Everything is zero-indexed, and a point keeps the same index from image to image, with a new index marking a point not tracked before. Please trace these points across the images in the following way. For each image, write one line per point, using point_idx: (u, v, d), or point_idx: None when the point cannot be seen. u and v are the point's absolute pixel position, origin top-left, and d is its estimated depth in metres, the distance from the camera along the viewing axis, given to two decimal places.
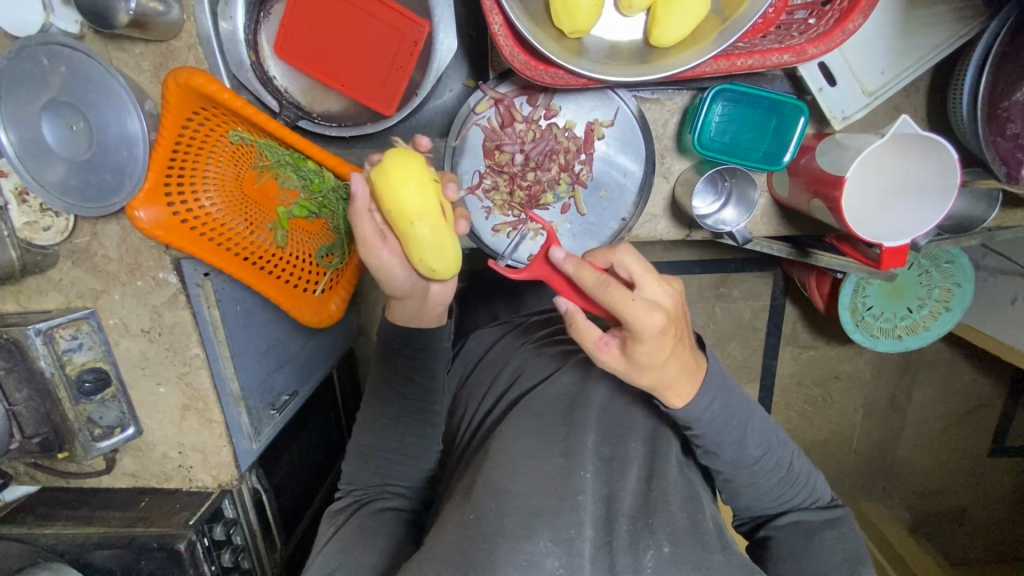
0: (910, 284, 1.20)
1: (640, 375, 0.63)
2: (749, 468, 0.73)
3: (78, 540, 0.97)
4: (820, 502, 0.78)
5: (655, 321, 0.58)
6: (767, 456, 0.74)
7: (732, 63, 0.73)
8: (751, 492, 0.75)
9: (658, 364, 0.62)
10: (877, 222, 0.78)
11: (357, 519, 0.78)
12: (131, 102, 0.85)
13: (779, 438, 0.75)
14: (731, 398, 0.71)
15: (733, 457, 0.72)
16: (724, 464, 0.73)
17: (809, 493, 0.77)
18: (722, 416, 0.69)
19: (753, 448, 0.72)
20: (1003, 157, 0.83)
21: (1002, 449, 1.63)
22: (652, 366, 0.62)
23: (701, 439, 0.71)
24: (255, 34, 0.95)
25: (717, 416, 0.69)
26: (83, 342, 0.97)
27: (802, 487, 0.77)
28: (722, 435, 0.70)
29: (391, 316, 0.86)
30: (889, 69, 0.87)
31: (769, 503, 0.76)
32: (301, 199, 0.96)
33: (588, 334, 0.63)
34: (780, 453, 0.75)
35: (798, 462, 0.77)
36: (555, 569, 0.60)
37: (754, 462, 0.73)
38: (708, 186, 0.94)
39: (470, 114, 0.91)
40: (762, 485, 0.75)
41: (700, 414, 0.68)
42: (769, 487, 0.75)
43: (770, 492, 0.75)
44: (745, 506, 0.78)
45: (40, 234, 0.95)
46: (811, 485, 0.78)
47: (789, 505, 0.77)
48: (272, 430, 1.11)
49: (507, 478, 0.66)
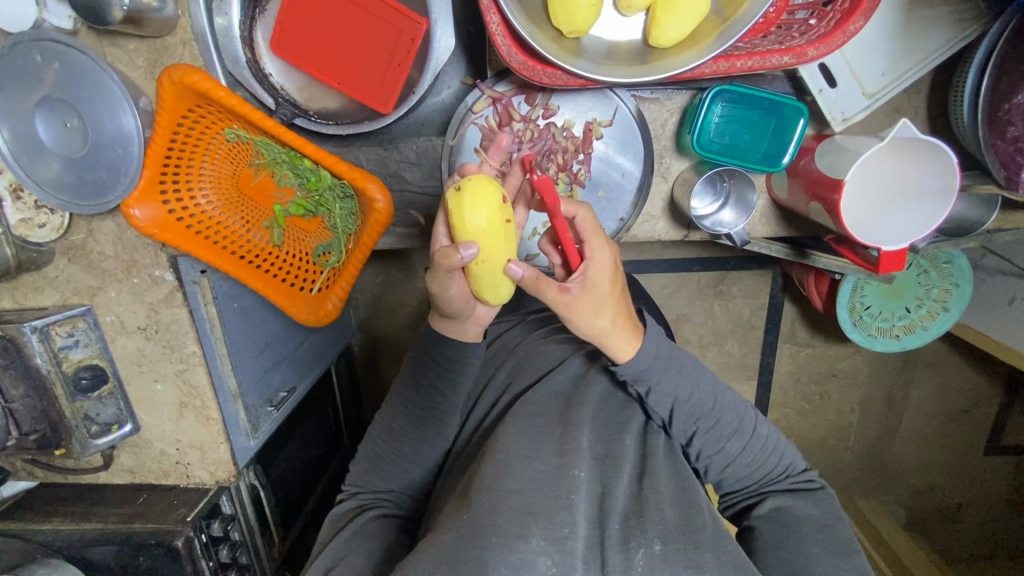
0: (908, 284, 1.20)
1: (593, 321, 0.68)
2: (708, 432, 0.74)
3: (76, 536, 0.97)
4: (796, 473, 0.78)
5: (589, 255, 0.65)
6: (727, 417, 0.74)
7: (732, 64, 0.72)
8: (721, 460, 0.76)
9: (604, 305, 0.67)
10: (876, 225, 0.78)
11: (352, 526, 0.77)
12: (126, 99, 0.83)
13: (735, 400, 0.75)
14: (674, 353, 0.73)
15: (690, 414, 0.73)
16: (689, 427, 0.74)
17: (779, 463, 0.77)
18: (666, 380, 0.72)
19: (707, 405, 0.73)
20: (1003, 160, 0.81)
21: (998, 447, 1.64)
22: (604, 304, 0.67)
23: (657, 398, 0.73)
24: (251, 31, 0.94)
25: (670, 370, 0.72)
26: (80, 339, 0.97)
27: (775, 459, 0.77)
28: (677, 385, 0.72)
29: (433, 323, 0.83)
30: (891, 71, 0.86)
31: (743, 474, 0.77)
32: (298, 197, 0.97)
33: (546, 286, 0.67)
34: (742, 416, 0.75)
35: (763, 428, 0.77)
36: (548, 568, 0.59)
37: (713, 422, 0.74)
38: (706, 187, 0.94)
39: (468, 114, 0.91)
40: (730, 449, 0.75)
41: (648, 368, 0.71)
42: (739, 454, 0.75)
43: (741, 457, 0.76)
44: (722, 480, 0.78)
45: (35, 231, 0.94)
46: (781, 457, 0.78)
47: (765, 477, 0.77)
48: (269, 427, 1.12)
49: (502, 477, 0.65)
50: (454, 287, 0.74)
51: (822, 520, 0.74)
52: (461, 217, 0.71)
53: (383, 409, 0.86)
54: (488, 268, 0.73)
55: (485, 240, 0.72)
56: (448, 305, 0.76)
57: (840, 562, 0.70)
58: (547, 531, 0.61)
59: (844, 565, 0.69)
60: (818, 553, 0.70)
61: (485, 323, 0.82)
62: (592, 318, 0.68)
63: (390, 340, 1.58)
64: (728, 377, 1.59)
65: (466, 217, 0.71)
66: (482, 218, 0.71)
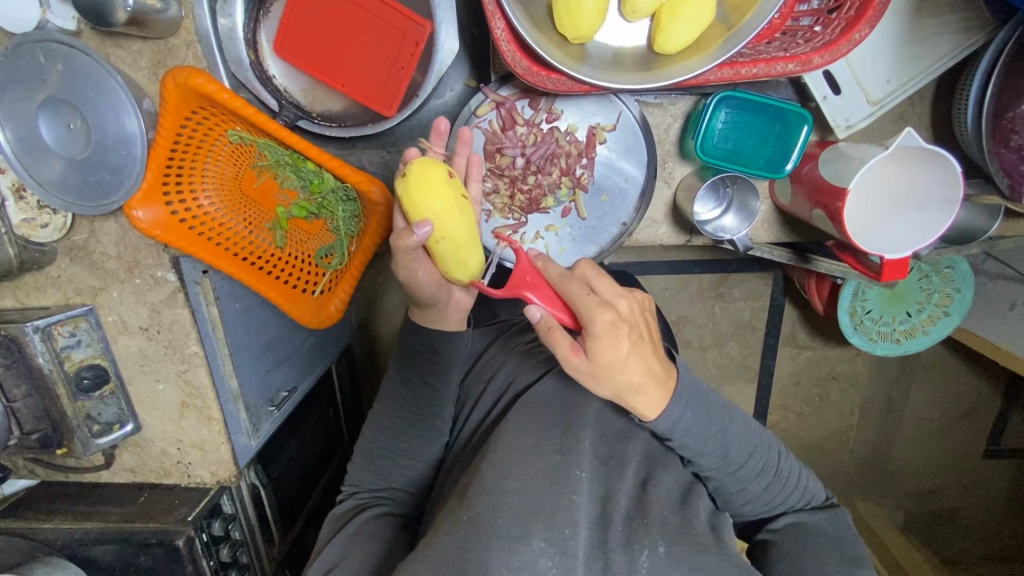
0: (910, 290, 1.21)
1: (609, 379, 0.64)
2: (733, 475, 0.73)
3: (77, 535, 0.97)
4: (815, 502, 0.79)
5: (603, 317, 0.60)
6: (752, 462, 0.73)
7: (737, 71, 0.72)
8: (742, 498, 0.75)
9: (622, 365, 0.62)
10: (879, 236, 0.78)
11: (350, 528, 0.77)
12: (129, 101, 0.83)
13: (762, 441, 0.75)
14: (704, 404, 0.70)
15: (715, 459, 0.72)
16: (710, 470, 0.73)
17: (803, 494, 0.78)
18: (696, 426, 0.69)
19: (737, 454, 0.72)
20: (1006, 168, 0.82)
21: (999, 451, 1.63)
22: (617, 367, 0.62)
23: (682, 447, 0.70)
24: (254, 34, 0.94)
25: (699, 425, 0.69)
26: (82, 339, 0.97)
27: (796, 490, 0.77)
28: (704, 439, 0.70)
29: (412, 317, 0.86)
30: (895, 78, 0.86)
31: (762, 508, 0.77)
32: (301, 199, 0.97)
33: (559, 341, 0.64)
34: (767, 455, 0.75)
35: (786, 464, 0.77)
36: (549, 569, 0.59)
37: (739, 468, 0.73)
38: (710, 193, 0.93)
39: (472, 117, 0.91)
40: (751, 489, 0.75)
41: (675, 424, 0.68)
42: (761, 490, 0.75)
43: (762, 495, 0.75)
44: (740, 513, 0.78)
45: (38, 231, 0.94)
46: (804, 487, 0.78)
47: (784, 508, 0.77)
48: (271, 426, 1.12)
49: (503, 479, 0.65)
50: (420, 270, 0.77)
51: (837, 534, 0.75)
52: (413, 201, 0.70)
53: (382, 408, 0.86)
54: (448, 244, 0.73)
55: (441, 221, 0.71)
56: (426, 295, 0.80)
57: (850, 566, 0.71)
58: (548, 532, 0.61)
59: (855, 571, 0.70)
60: (829, 562, 0.71)
61: (466, 309, 0.86)
62: (608, 378, 0.63)
63: (391, 339, 1.58)
64: (728, 379, 1.59)
65: (417, 203, 0.70)
66: (435, 203, 0.70)
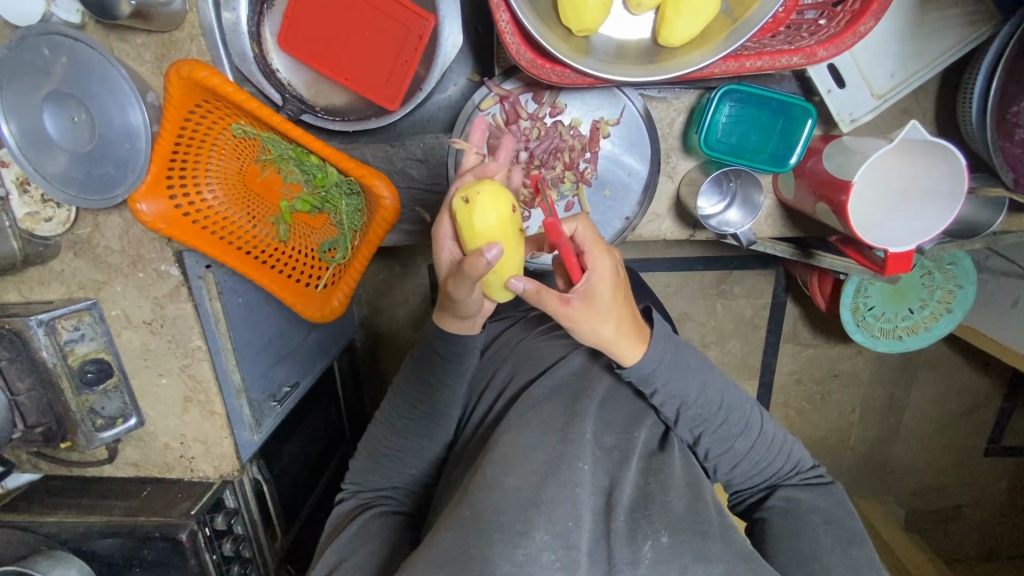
0: (910, 286, 1.20)
1: (598, 329, 0.66)
2: (717, 432, 0.74)
3: (81, 528, 0.97)
4: (804, 470, 0.78)
5: (604, 266, 0.65)
6: (734, 416, 0.74)
7: (742, 64, 0.72)
8: (730, 459, 0.76)
9: (604, 318, 0.66)
10: (881, 228, 0.78)
11: (355, 525, 0.77)
12: (133, 93, 0.84)
13: (746, 404, 0.75)
14: (681, 355, 0.73)
15: (695, 417, 0.73)
16: (695, 430, 0.74)
17: (788, 461, 0.77)
18: (675, 374, 0.72)
19: (718, 404, 0.73)
20: (1010, 161, 0.82)
21: (998, 448, 1.64)
22: (608, 314, 0.66)
23: (665, 399, 0.73)
24: (259, 27, 0.94)
25: (677, 370, 0.72)
26: (86, 333, 0.97)
27: (781, 457, 0.77)
28: (684, 388, 0.72)
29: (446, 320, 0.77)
30: (898, 72, 0.86)
31: (750, 474, 0.77)
32: (304, 193, 0.98)
33: (548, 299, 0.65)
34: (753, 419, 0.75)
35: (771, 426, 0.77)
36: (552, 563, 0.59)
37: (722, 423, 0.73)
38: (713, 187, 0.93)
39: (475, 111, 0.91)
40: (738, 448, 0.75)
41: (655, 369, 0.71)
42: (748, 455, 0.75)
43: (749, 455, 0.76)
44: (730, 479, 0.78)
45: (41, 224, 0.94)
46: (789, 453, 0.78)
47: (773, 476, 0.77)
48: (273, 421, 1.12)
49: (505, 473, 0.65)
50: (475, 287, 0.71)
51: (832, 513, 0.74)
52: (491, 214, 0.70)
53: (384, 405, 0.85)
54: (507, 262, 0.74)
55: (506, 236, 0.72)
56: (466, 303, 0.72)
57: (852, 552, 0.71)
58: (551, 526, 0.61)
59: (853, 559, 0.70)
60: (830, 547, 0.71)
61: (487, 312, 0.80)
62: (591, 332, 0.67)
63: (392, 336, 1.58)
64: (729, 376, 1.59)
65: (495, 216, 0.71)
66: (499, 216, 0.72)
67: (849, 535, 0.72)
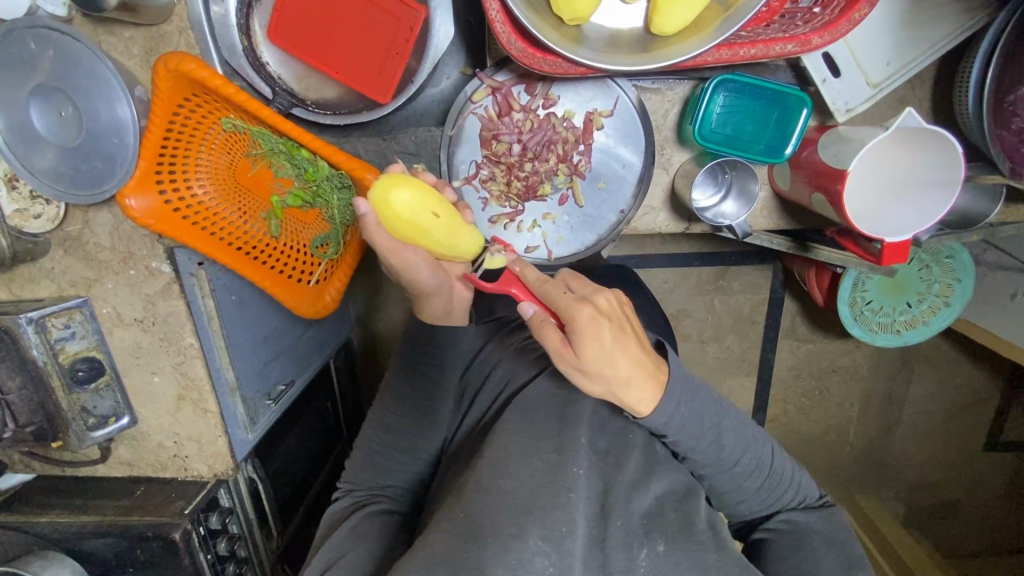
0: (910, 281, 1.19)
1: (606, 369, 0.62)
2: (730, 473, 0.72)
3: (73, 528, 0.96)
4: (809, 500, 0.78)
5: (582, 310, 0.62)
6: (746, 456, 0.73)
7: (735, 52, 0.71)
8: (740, 495, 0.74)
9: (608, 359, 0.62)
10: (880, 219, 0.77)
11: (350, 522, 0.77)
12: (122, 87, 0.81)
13: (757, 438, 0.74)
14: (692, 399, 0.69)
15: (705, 459, 0.71)
16: (702, 466, 0.72)
17: (797, 492, 0.77)
18: (690, 421, 0.68)
19: (728, 448, 0.71)
20: (1007, 150, 0.81)
21: (997, 443, 1.62)
22: (606, 361, 0.62)
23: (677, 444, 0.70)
24: (248, 19, 0.92)
25: (693, 411, 0.68)
26: (76, 331, 0.96)
27: (791, 487, 0.77)
28: (697, 439, 0.69)
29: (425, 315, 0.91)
30: (895, 61, 0.85)
31: (757, 507, 0.76)
32: (295, 188, 0.95)
33: (548, 334, 0.65)
34: (762, 454, 0.74)
35: (781, 460, 0.76)
36: (545, 568, 0.57)
37: (734, 465, 0.72)
38: (708, 179, 0.92)
39: (468, 103, 0.90)
40: (747, 487, 0.74)
41: (669, 420, 0.67)
42: (756, 488, 0.74)
43: (757, 493, 0.75)
44: (733, 510, 0.77)
45: (31, 221, 0.93)
46: (800, 485, 0.77)
47: (779, 505, 0.76)
48: (268, 420, 1.11)
49: (498, 476, 0.63)
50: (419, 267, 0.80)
51: (828, 528, 0.74)
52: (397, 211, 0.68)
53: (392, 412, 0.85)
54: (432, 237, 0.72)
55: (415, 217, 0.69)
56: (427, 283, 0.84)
57: (849, 566, 0.70)
58: (546, 531, 0.59)
59: (853, 568, 0.70)
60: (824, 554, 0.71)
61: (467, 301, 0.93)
62: (597, 373, 0.63)
63: (389, 334, 1.57)
64: (727, 372, 1.59)
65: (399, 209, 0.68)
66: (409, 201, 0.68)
67: (846, 549, 0.72)
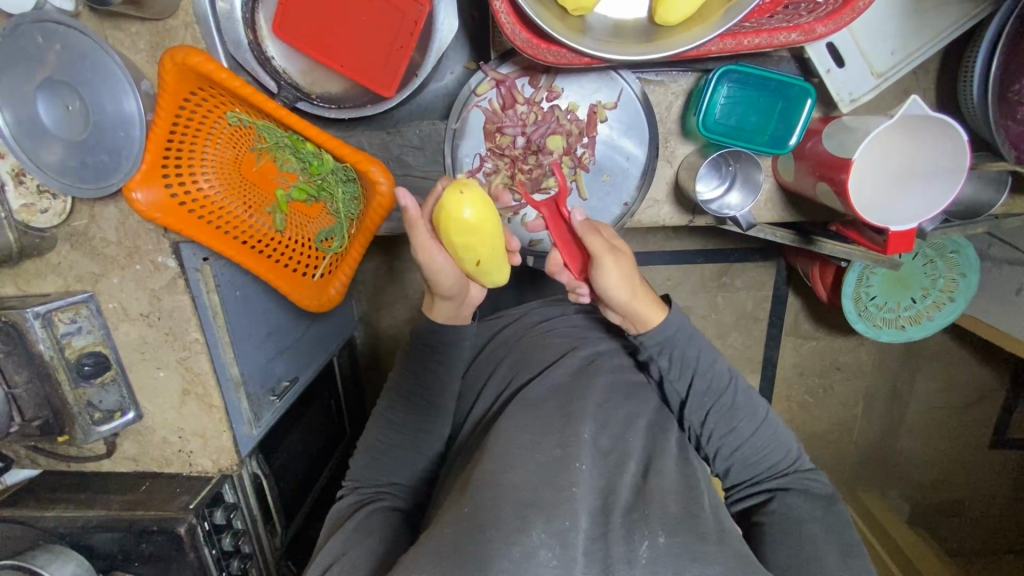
0: (913, 275, 1.19)
1: (632, 270, 0.76)
2: (720, 410, 0.76)
3: (79, 522, 0.96)
4: (805, 469, 0.77)
5: (607, 227, 0.82)
6: (742, 397, 0.76)
7: (740, 41, 0.72)
8: (731, 441, 0.76)
9: (629, 271, 0.76)
10: (882, 208, 0.77)
11: (353, 521, 0.75)
12: (127, 81, 0.83)
13: (748, 387, 0.77)
14: (688, 337, 0.77)
15: (705, 393, 0.76)
16: (704, 406, 0.76)
17: (787, 455, 0.77)
18: (688, 351, 0.77)
19: (724, 391, 0.75)
20: (1013, 141, 0.81)
21: (1003, 441, 1.60)
22: (631, 264, 0.76)
23: (679, 372, 0.77)
24: (254, 13, 0.92)
25: (690, 345, 0.77)
26: (82, 326, 0.96)
27: (780, 452, 0.77)
28: (691, 361, 0.76)
29: (429, 315, 0.86)
30: (899, 50, 0.85)
31: (748, 471, 0.78)
32: (301, 181, 0.97)
33: (598, 243, 0.75)
34: (750, 410, 0.76)
35: (775, 419, 0.78)
36: (550, 561, 0.56)
37: (727, 400, 0.75)
38: (711, 171, 0.93)
39: (471, 96, 0.91)
40: (741, 438, 0.76)
41: (667, 340, 0.77)
42: (748, 449, 0.76)
43: (750, 445, 0.76)
44: (730, 475, 0.79)
45: (37, 216, 0.93)
46: (790, 449, 0.78)
47: (772, 470, 0.77)
48: (272, 416, 1.11)
49: (502, 471, 0.63)
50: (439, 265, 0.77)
51: (831, 525, 0.73)
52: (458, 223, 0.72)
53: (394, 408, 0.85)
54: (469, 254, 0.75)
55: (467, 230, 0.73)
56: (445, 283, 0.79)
57: (850, 561, 0.69)
58: (549, 524, 0.58)
59: (854, 564, 0.69)
60: (827, 551, 0.70)
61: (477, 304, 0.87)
62: (628, 275, 0.76)
63: (392, 332, 1.58)
64: None
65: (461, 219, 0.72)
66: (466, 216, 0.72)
67: (848, 544, 0.71)
